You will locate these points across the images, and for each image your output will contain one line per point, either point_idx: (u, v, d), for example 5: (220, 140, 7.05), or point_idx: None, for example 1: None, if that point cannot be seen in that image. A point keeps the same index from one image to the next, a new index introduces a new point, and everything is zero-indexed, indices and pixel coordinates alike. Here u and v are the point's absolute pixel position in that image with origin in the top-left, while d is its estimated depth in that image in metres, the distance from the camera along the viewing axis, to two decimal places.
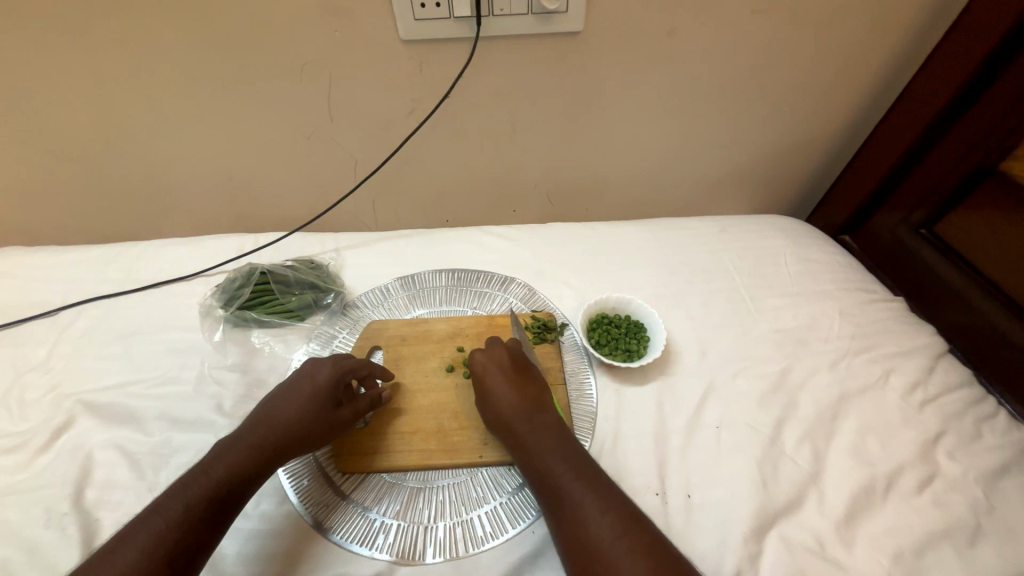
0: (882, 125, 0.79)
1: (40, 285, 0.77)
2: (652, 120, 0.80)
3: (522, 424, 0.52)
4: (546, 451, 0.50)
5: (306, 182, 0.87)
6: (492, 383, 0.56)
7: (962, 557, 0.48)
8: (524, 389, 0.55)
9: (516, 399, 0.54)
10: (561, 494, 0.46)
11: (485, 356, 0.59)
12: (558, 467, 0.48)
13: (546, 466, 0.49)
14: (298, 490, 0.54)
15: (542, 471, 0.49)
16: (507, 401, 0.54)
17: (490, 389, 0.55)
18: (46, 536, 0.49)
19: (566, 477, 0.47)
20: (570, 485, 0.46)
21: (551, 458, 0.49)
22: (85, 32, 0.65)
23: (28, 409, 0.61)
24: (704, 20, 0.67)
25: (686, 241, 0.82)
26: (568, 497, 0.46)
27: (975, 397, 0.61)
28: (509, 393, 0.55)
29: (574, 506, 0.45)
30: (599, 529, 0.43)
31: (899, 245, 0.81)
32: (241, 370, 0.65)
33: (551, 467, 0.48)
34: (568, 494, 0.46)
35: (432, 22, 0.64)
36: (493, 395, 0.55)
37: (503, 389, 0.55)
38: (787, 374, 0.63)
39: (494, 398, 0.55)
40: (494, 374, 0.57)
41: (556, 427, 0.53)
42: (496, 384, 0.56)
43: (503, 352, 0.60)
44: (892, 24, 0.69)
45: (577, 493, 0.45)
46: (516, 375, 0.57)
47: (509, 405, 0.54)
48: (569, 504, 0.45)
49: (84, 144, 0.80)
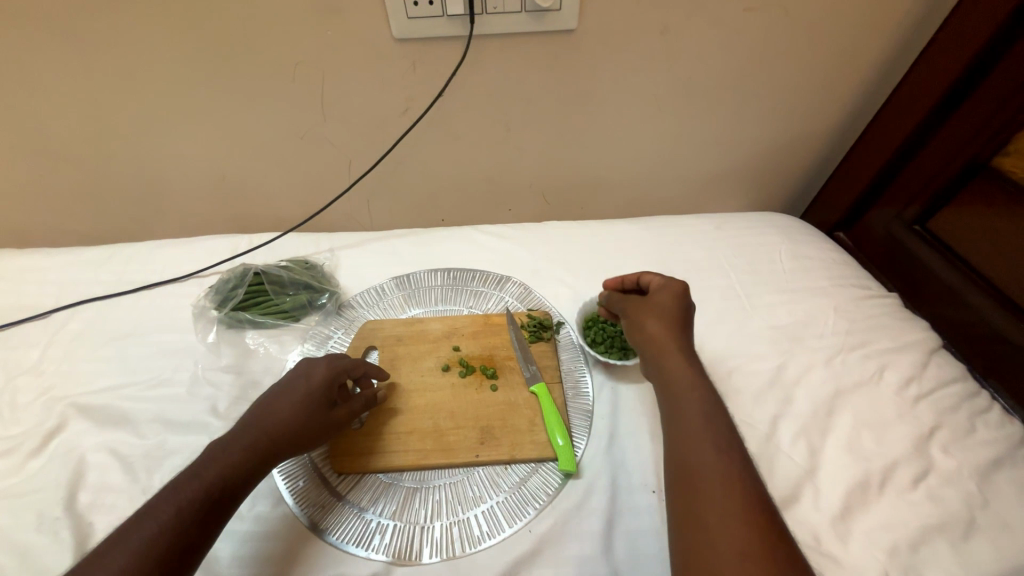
0: (875, 122, 0.80)
1: (31, 288, 0.76)
2: (647, 118, 0.80)
3: (671, 357, 0.52)
4: (692, 394, 0.48)
5: (300, 182, 0.87)
6: (655, 310, 0.56)
7: (956, 550, 0.48)
8: (681, 322, 0.55)
9: (667, 328, 0.54)
10: (687, 439, 0.45)
11: (662, 288, 0.58)
12: (694, 414, 0.46)
13: (682, 411, 0.47)
14: (293, 491, 0.53)
15: (677, 413, 0.48)
16: (659, 329, 0.55)
17: (651, 314, 0.56)
18: (38, 541, 0.49)
19: (699, 424, 0.45)
20: (695, 413, 0.46)
21: (689, 405, 0.47)
22: (74, 32, 0.64)
23: (20, 412, 0.60)
24: (698, 17, 0.67)
25: (682, 238, 0.82)
26: (690, 423, 0.46)
27: (968, 392, 0.61)
28: (664, 321, 0.55)
29: (691, 433, 0.45)
30: (705, 453, 0.43)
31: (893, 242, 0.81)
32: (235, 371, 0.64)
33: (687, 414, 0.47)
34: (695, 442, 0.44)
35: (424, 20, 0.64)
36: (646, 323, 0.56)
37: (661, 317, 0.55)
38: (782, 370, 0.63)
39: (646, 323, 0.56)
40: (660, 301, 0.57)
41: (703, 374, 0.51)
42: (658, 311, 0.56)
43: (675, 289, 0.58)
44: (884, 21, 0.69)
45: (699, 425, 0.45)
46: (684, 310, 0.56)
47: (660, 331, 0.54)
48: (692, 451, 0.44)
49: (75, 146, 0.79)
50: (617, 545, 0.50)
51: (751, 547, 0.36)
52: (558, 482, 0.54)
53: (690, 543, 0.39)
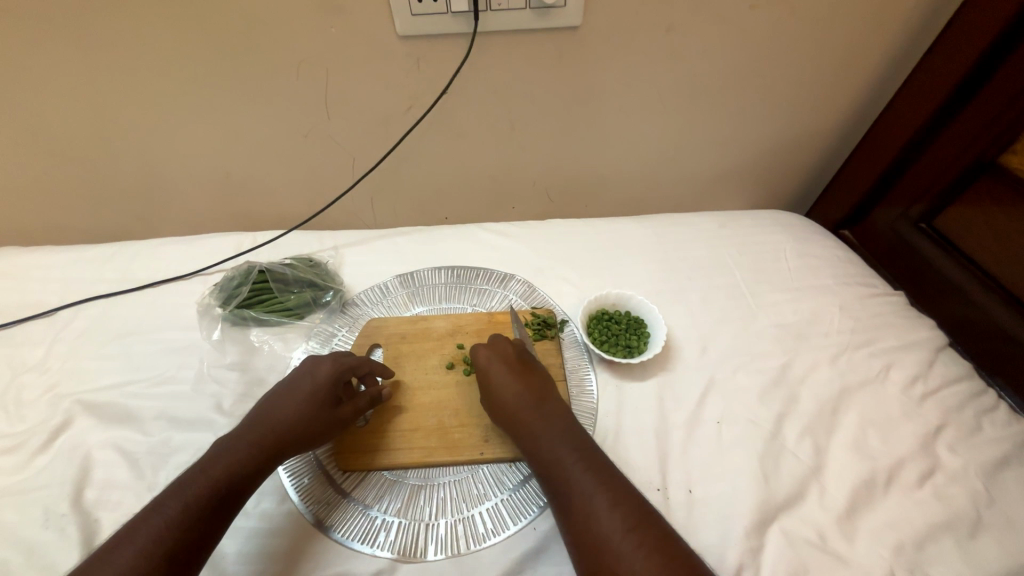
0: (882, 118, 0.79)
1: (36, 286, 0.76)
2: (651, 116, 0.80)
3: (537, 423, 0.51)
4: (580, 468, 0.47)
5: (303, 180, 0.87)
6: (497, 377, 0.56)
7: (962, 549, 0.48)
8: (526, 384, 0.55)
9: (517, 397, 0.53)
10: (588, 517, 0.44)
11: (482, 352, 0.59)
12: (589, 485, 0.45)
13: (575, 485, 0.46)
14: (298, 488, 0.53)
15: (568, 491, 0.46)
16: (510, 395, 0.54)
17: (496, 382, 0.55)
18: (45, 537, 0.49)
19: (595, 498, 0.44)
20: (580, 473, 0.46)
21: (582, 478, 0.46)
22: (78, 30, 0.64)
23: (26, 409, 0.60)
24: (703, 14, 0.66)
25: (686, 236, 0.82)
26: (579, 485, 0.46)
27: (975, 390, 0.61)
28: (511, 385, 0.54)
29: (583, 495, 0.45)
30: (608, 517, 0.43)
31: (899, 240, 0.81)
32: (240, 368, 0.64)
33: (579, 488, 0.45)
34: (597, 518, 0.43)
35: (429, 17, 0.64)
36: (497, 391, 0.54)
37: (507, 385, 0.54)
38: (787, 369, 0.63)
39: (497, 393, 0.54)
40: (495, 367, 0.57)
41: (575, 426, 0.52)
42: (500, 377, 0.55)
43: (503, 348, 0.59)
44: (892, 17, 0.68)
45: (586, 482, 0.46)
46: (521, 368, 0.57)
47: (514, 403, 0.53)
48: (594, 523, 0.43)
49: (79, 143, 0.79)
50: None
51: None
52: None
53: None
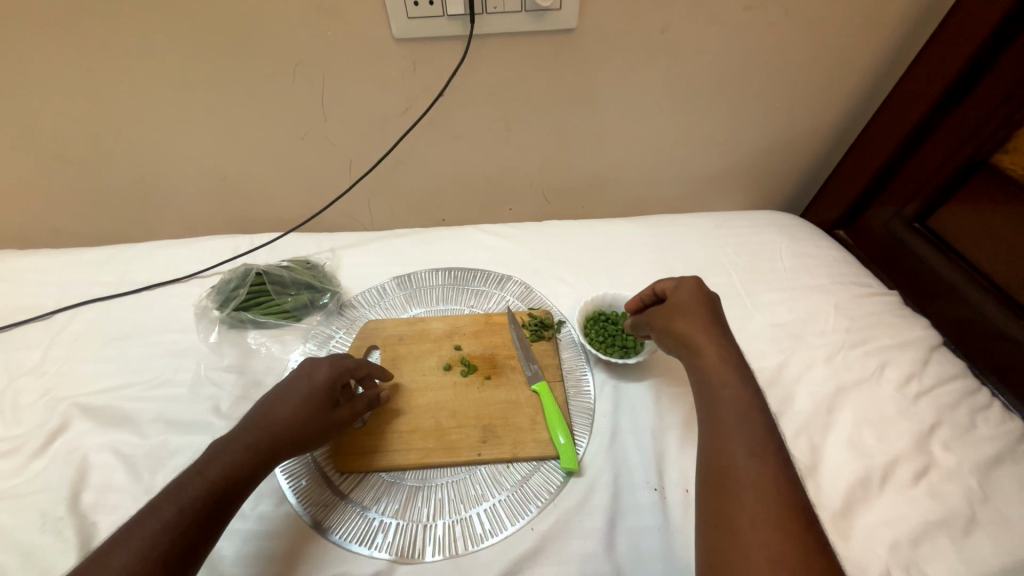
0: (875, 120, 0.80)
1: (33, 289, 0.76)
2: (646, 117, 0.80)
3: (713, 352, 0.50)
4: (736, 410, 0.44)
5: (301, 182, 0.87)
6: (681, 310, 0.55)
7: (958, 546, 0.48)
8: (717, 321, 0.53)
9: (706, 329, 0.52)
10: (724, 453, 0.42)
11: (684, 284, 0.57)
12: (737, 431, 0.43)
13: (725, 424, 0.44)
14: (296, 490, 0.53)
15: (716, 413, 0.45)
16: (693, 327, 0.52)
17: (679, 315, 0.54)
18: (41, 541, 0.49)
19: (737, 425, 0.43)
20: (730, 402, 0.45)
21: (732, 406, 0.45)
22: (73, 32, 0.64)
23: (23, 413, 0.60)
24: (697, 17, 0.67)
25: (682, 237, 0.82)
26: (726, 412, 0.45)
27: (969, 389, 0.62)
28: (704, 320, 0.53)
29: (727, 421, 0.44)
30: (741, 447, 0.42)
31: (893, 240, 0.81)
32: (237, 371, 0.64)
33: (728, 428, 0.43)
34: (734, 441, 0.42)
35: (424, 20, 0.64)
36: (681, 320, 0.54)
37: (694, 315, 0.53)
38: (783, 368, 0.63)
39: (684, 323, 0.53)
40: (694, 303, 0.55)
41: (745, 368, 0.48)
42: (690, 311, 0.54)
43: (694, 286, 0.56)
44: (883, 19, 0.69)
45: (735, 413, 0.44)
46: (710, 306, 0.54)
47: (694, 332, 0.52)
48: (727, 448, 0.42)
49: (75, 146, 0.79)
50: (619, 543, 0.50)
51: (790, 549, 0.35)
52: (562, 479, 0.54)
53: (718, 551, 0.38)
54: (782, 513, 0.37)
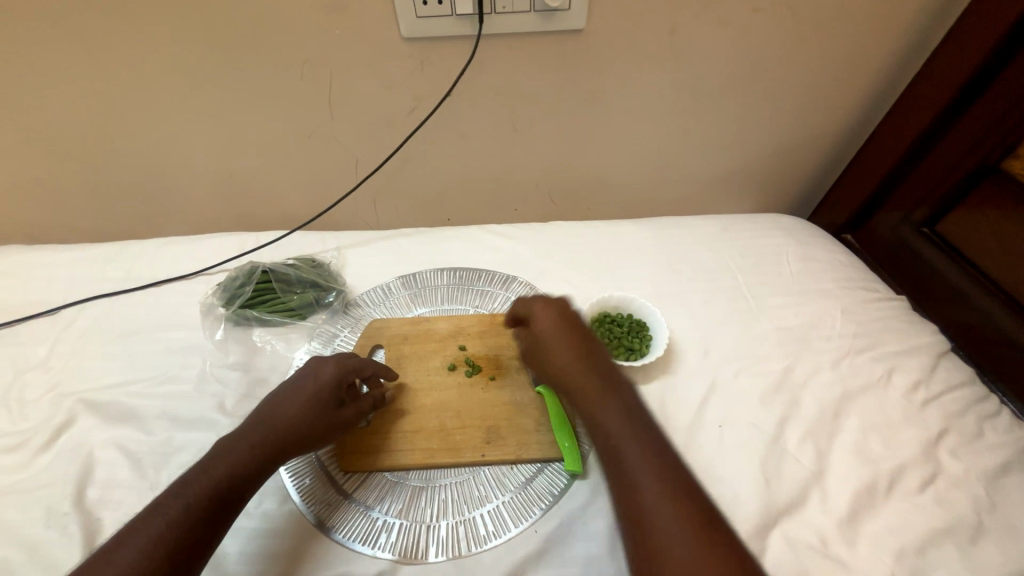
0: (884, 123, 0.79)
1: (40, 285, 0.76)
2: (653, 119, 0.80)
3: (591, 388, 0.49)
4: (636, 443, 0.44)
5: (306, 181, 0.87)
6: (551, 343, 0.54)
7: (964, 554, 0.48)
8: (588, 349, 0.53)
9: (580, 361, 0.51)
10: (634, 490, 0.41)
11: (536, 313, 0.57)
12: (639, 464, 0.42)
13: (625, 458, 0.43)
14: (300, 489, 0.53)
15: (613, 452, 0.44)
16: (569, 360, 0.52)
17: (551, 348, 0.54)
18: (48, 536, 0.49)
19: (643, 461, 0.42)
20: (626, 438, 0.44)
21: (630, 439, 0.44)
22: (83, 29, 0.64)
23: (29, 408, 0.61)
24: (705, 19, 0.67)
25: (688, 239, 0.82)
26: (624, 450, 0.44)
27: (976, 396, 0.61)
28: (572, 353, 0.52)
29: (625, 460, 0.43)
30: (652, 488, 0.41)
31: (901, 244, 0.81)
32: (242, 369, 0.64)
33: (626, 461, 0.43)
34: (640, 482, 0.41)
35: (433, 19, 0.64)
36: (554, 356, 0.53)
37: (563, 351, 0.53)
38: (789, 373, 0.63)
39: (558, 360, 0.52)
40: (556, 333, 0.54)
41: (625, 397, 0.48)
42: (556, 343, 0.54)
43: (548, 313, 0.56)
44: (893, 22, 0.69)
45: (632, 448, 0.43)
46: (572, 329, 0.55)
47: (571, 366, 0.51)
48: (637, 492, 0.41)
49: (82, 142, 0.79)
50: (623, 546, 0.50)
51: None
52: (565, 482, 0.54)
53: None
54: (707, 552, 0.37)
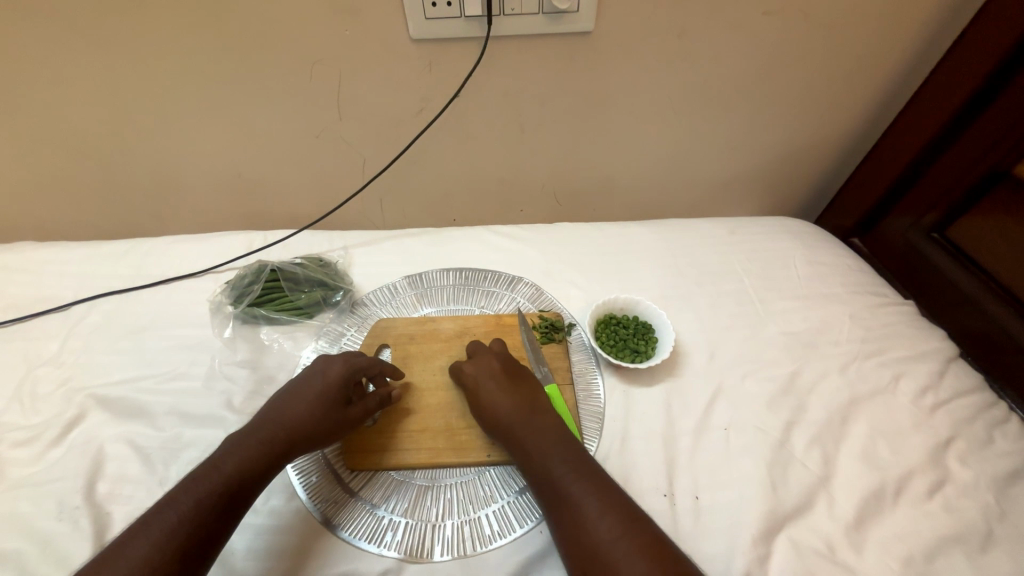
0: (895, 126, 0.79)
1: (52, 281, 0.77)
2: (661, 121, 0.80)
3: (530, 437, 0.51)
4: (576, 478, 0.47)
5: (315, 180, 0.88)
6: (489, 394, 0.56)
7: (974, 563, 0.48)
8: (522, 397, 0.55)
9: (516, 409, 0.53)
10: (583, 525, 0.43)
11: (470, 370, 0.59)
12: (586, 506, 0.44)
13: (569, 494, 0.46)
14: (307, 486, 0.54)
15: (559, 497, 0.46)
16: (504, 408, 0.54)
17: (489, 400, 0.55)
18: (59, 529, 0.50)
19: (588, 503, 0.45)
20: (572, 483, 0.46)
21: (574, 482, 0.46)
22: (97, 28, 0.65)
23: (41, 402, 0.61)
24: (714, 22, 0.67)
25: (695, 242, 0.82)
26: (572, 494, 0.46)
27: (986, 402, 0.61)
28: (507, 401, 0.54)
29: (572, 505, 0.45)
30: (601, 530, 0.43)
31: (910, 249, 0.80)
32: (250, 366, 0.65)
33: (570, 498, 0.45)
34: (589, 525, 0.43)
35: (442, 21, 0.64)
36: (489, 405, 0.55)
37: (501, 400, 0.54)
38: (796, 377, 0.63)
39: (494, 408, 0.54)
40: (486, 384, 0.57)
41: (567, 439, 0.51)
42: (490, 391, 0.56)
43: (490, 363, 0.59)
44: (904, 25, 0.68)
45: (577, 491, 0.46)
46: (504, 381, 0.57)
47: (510, 413, 0.53)
48: (587, 534, 0.43)
49: (95, 140, 0.80)
50: None
51: None
52: None
53: None
54: None
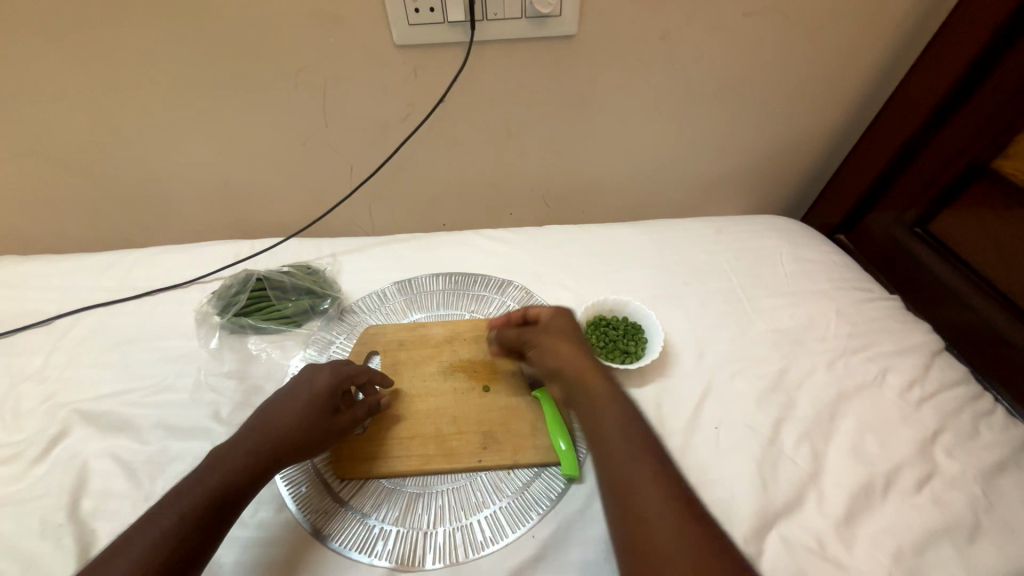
0: (876, 123, 0.80)
1: (34, 294, 0.76)
2: (646, 122, 0.80)
3: (594, 390, 0.51)
4: (629, 460, 0.45)
5: (302, 188, 0.87)
6: (558, 343, 0.57)
7: (962, 555, 0.48)
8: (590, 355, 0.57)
9: (584, 361, 0.55)
10: (630, 481, 0.44)
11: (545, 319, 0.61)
12: (636, 466, 0.44)
13: (622, 452, 0.46)
14: (296, 497, 0.53)
15: (610, 454, 0.46)
16: (574, 359, 0.55)
17: (557, 347, 0.57)
18: (42, 548, 0.49)
19: (639, 462, 0.45)
20: (623, 444, 0.46)
21: (626, 443, 0.46)
22: (77, 39, 0.65)
23: (23, 419, 0.60)
24: (697, 23, 0.67)
25: (683, 242, 0.82)
26: (623, 453, 0.46)
27: (972, 394, 0.61)
28: (575, 353, 0.56)
29: (622, 463, 0.45)
30: (647, 490, 0.43)
31: (894, 244, 0.81)
32: (238, 377, 0.64)
33: (622, 457, 0.45)
34: (637, 483, 0.43)
35: (425, 27, 0.65)
36: (558, 351, 0.56)
37: (571, 347, 0.56)
38: (784, 374, 0.63)
39: (562, 355, 0.56)
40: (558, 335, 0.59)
41: (628, 404, 0.51)
42: (560, 341, 0.57)
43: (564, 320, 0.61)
44: (882, 25, 0.70)
45: (628, 453, 0.45)
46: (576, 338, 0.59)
47: (578, 362, 0.55)
48: (632, 493, 0.43)
49: (77, 152, 0.80)
50: None
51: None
52: (562, 486, 0.54)
53: None
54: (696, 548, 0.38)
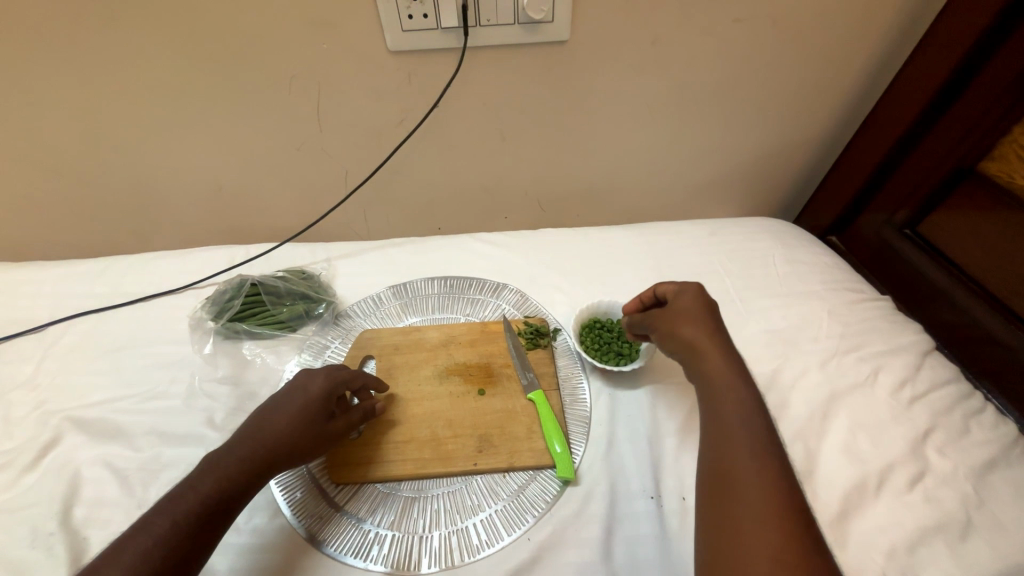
0: (865, 127, 0.81)
1: (26, 301, 0.76)
2: (639, 126, 0.81)
3: (707, 350, 0.49)
4: (751, 465, 0.39)
5: (297, 193, 0.87)
6: (682, 313, 0.52)
7: (955, 552, 0.48)
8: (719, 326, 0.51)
9: (708, 333, 0.50)
10: (728, 437, 0.42)
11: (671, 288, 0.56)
12: (734, 427, 0.42)
13: (721, 411, 0.44)
14: (291, 502, 0.53)
15: (714, 413, 0.44)
16: (699, 330, 0.50)
17: (678, 321, 0.52)
18: (33, 557, 0.48)
19: (739, 421, 0.42)
20: (729, 403, 0.44)
21: (728, 404, 0.44)
22: (70, 46, 0.65)
23: (15, 426, 0.60)
24: (688, 29, 0.68)
25: (676, 244, 0.83)
26: (725, 414, 0.43)
27: (962, 393, 0.62)
28: (701, 322, 0.51)
29: (724, 421, 0.43)
30: (740, 449, 0.40)
31: (885, 246, 0.82)
32: (232, 382, 0.64)
33: (727, 415, 0.43)
34: (733, 440, 0.41)
35: (419, 33, 0.65)
36: (679, 325, 0.52)
37: (695, 319, 0.51)
38: (778, 375, 0.63)
39: (685, 327, 0.51)
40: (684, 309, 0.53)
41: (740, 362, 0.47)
42: (688, 313, 0.52)
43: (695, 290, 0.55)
44: (868, 31, 0.71)
45: (733, 413, 0.43)
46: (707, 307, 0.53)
47: (701, 336, 0.50)
48: (725, 452, 0.41)
49: (70, 158, 0.79)
50: (617, 551, 0.49)
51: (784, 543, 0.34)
52: (558, 488, 0.54)
53: (714, 550, 0.37)
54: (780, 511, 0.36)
